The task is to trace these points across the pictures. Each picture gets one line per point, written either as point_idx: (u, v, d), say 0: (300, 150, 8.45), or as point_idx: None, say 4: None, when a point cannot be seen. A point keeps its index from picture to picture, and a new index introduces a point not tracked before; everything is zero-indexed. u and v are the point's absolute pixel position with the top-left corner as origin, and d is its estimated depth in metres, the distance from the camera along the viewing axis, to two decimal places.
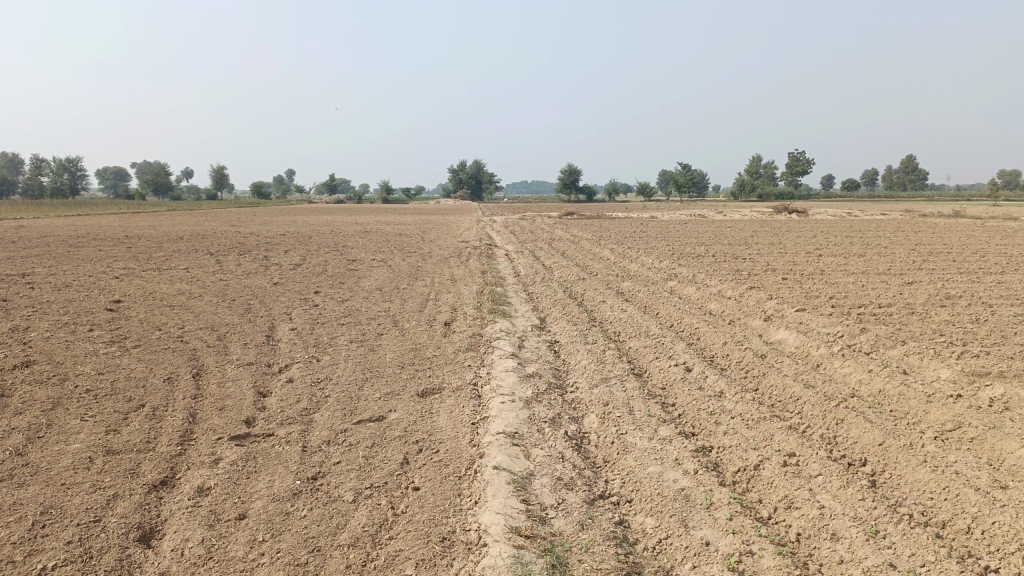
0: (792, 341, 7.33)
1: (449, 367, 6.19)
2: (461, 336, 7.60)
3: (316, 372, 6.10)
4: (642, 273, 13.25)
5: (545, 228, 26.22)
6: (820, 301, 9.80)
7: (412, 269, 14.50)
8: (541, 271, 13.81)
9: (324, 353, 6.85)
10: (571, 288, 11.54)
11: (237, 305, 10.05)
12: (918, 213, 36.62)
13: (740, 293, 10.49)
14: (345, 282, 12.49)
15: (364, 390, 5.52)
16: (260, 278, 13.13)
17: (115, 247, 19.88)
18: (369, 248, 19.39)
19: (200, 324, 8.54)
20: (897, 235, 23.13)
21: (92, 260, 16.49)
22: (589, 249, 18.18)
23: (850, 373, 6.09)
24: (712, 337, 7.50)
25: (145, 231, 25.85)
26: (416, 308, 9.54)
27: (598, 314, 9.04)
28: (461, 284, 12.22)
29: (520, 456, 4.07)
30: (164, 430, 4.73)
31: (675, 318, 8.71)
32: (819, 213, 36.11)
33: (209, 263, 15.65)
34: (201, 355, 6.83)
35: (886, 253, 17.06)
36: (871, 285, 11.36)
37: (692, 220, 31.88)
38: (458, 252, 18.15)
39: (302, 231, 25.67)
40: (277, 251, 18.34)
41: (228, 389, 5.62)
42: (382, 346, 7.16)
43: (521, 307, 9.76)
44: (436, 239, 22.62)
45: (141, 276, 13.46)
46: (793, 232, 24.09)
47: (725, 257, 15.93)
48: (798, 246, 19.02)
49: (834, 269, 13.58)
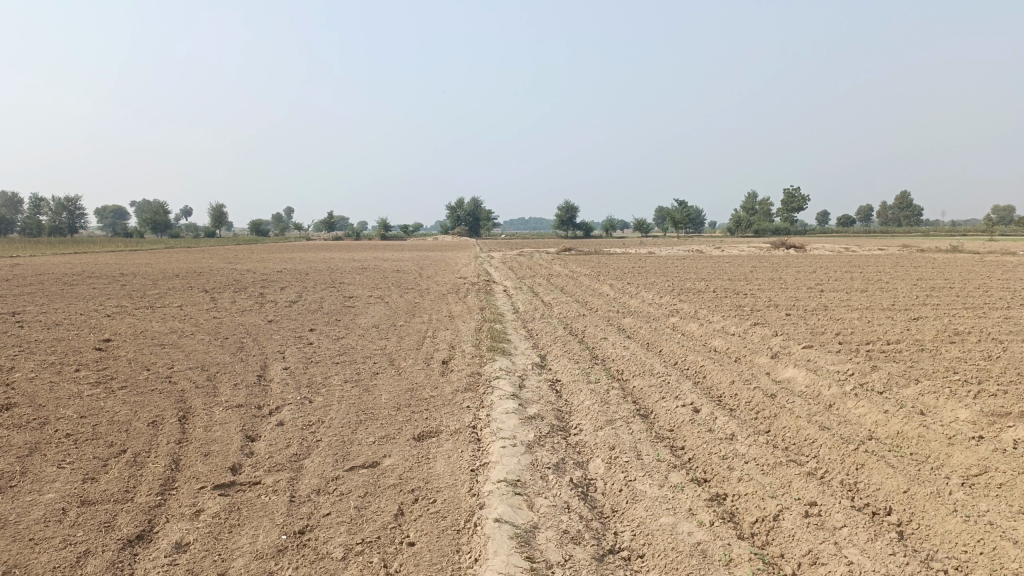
0: (802, 379, 7.09)
1: (446, 408, 5.94)
2: (460, 375, 7.35)
3: (308, 415, 5.84)
4: (643, 310, 13.04)
5: (543, 264, 26.08)
6: (827, 337, 9.57)
7: (409, 306, 14.28)
8: (541, 307, 13.60)
9: (316, 394, 6.60)
10: (571, 324, 11.32)
11: (230, 343, 9.80)
12: (915, 248, 36.61)
13: (744, 330, 10.26)
14: (341, 320, 12.25)
15: (358, 433, 5.26)
16: (255, 315, 12.90)
17: (109, 284, 19.69)
18: (366, 285, 19.18)
19: (190, 363, 8.29)
20: (897, 270, 23.01)
21: (84, 298, 16.27)
22: (588, 285, 18.00)
23: (864, 413, 5.84)
24: (719, 375, 7.25)
25: (140, 268, 25.65)
26: (413, 346, 9.30)
27: (601, 352, 8.80)
28: (459, 320, 11.99)
29: (523, 507, 3.81)
30: (144, 478, 4.46)
31: (679, 355, 8.47)
32: (818, 249, 36.01)
33: (203, 301, 15.42)
34: (189, 396, 6.57)
35: (889, 288, 16.89)
36: (876, 321, 11.16)
37: (691, 256, 31.74)
38: (455, 288, 17.94)
39: (299, 268, 25.52)
40: (273, 288, 18.14)
41: (215, 433, 5.35)
42: (377, 386, 6.91)
43: (521, 345, 9.52)
44: (434, 275, 22.45)
45: (133, 314, 13.21)
46: (793, 268, 23.96)
47: (726, 293, 15.73)
48: (798, 281, 18.86)
49: (838, 305, 13.38)
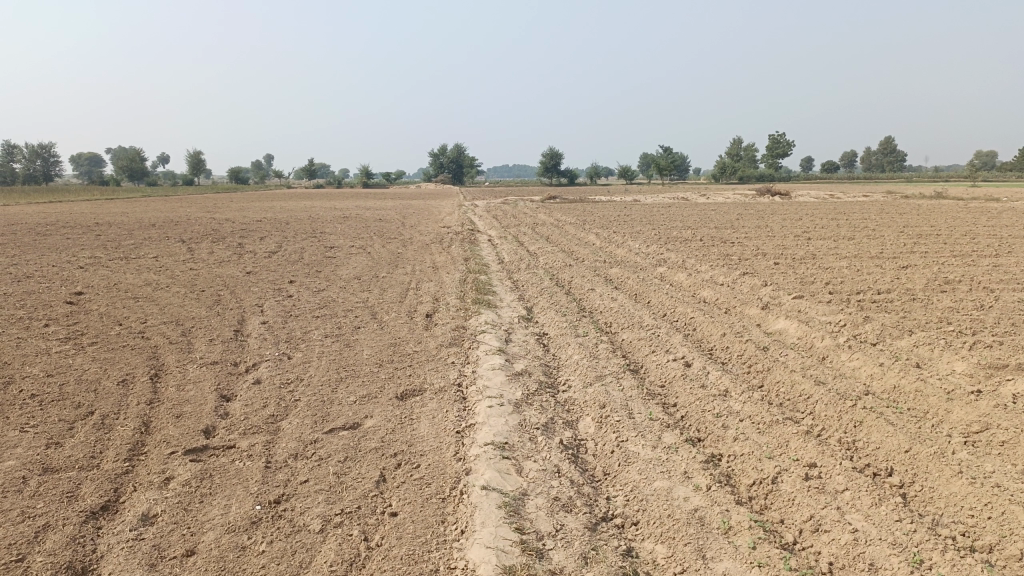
0: (794, 331, 6.94)
1: (430, 365, 5.72)
2: (443, 329, 7.13)
3: (286, 373, 5.61)
4: (630, 259, 12.83)
5: (528, 212, 25.74)
6: (817, 287, 9.42)
7: (392, 256, 13.99)
8: (526, 257, 13.35)
9: (295, 350, 6.36)
10: (558, 275, 11.10)
11: (206, 296, 9.49)
12: (900, 195, 36.54)
13: (733, 280, 10.08)
14: (322, 271, 11.96)
15: (338, 392, 5.04)
16: (233, 267, 12.56)
17: (83, 235, 19.17)
18: (348, 235, 18.80)
19: (164, 318, 8.00)
20: (884, 216, 22.88)
21: (57, 249, 15.79)
22: (574, 234, 17.74)
23: (859, 367, 5.70)
24: (710, 327, 7.08)
25: (117, 218, 25.06)
26: (396, 298, 9.07)
27: (588, 304, 8.59)
28: (442, 271, 11.74)
29: (511, 472, 3.63)
30: (112, 443, 4.23)
31: (669, 307, 8.29)
32: (802, 196, 35.79)
33: (179, 252, 15.02)
34: (162, 353, 6.31)
35: (876, 236, 16.78)
36: (864, 269, 11.03)
37: (676, 203, 31.45)
38: (439, 238, 17.62)
39: (280, 217, 25.03)
40: (252, 239, 17.73)
41: (187, 393, 5.11)
42: (358, 341, 6.68)
43: (506, 296, 9.29)
44: (417, 224, 22.06)
45: (107, 266, 12.82)
46: (778, 215, 23.81)
47: (714, 241, 15.54)
48: (785, 229, 18.68)
49: (826, 253, 13.23)
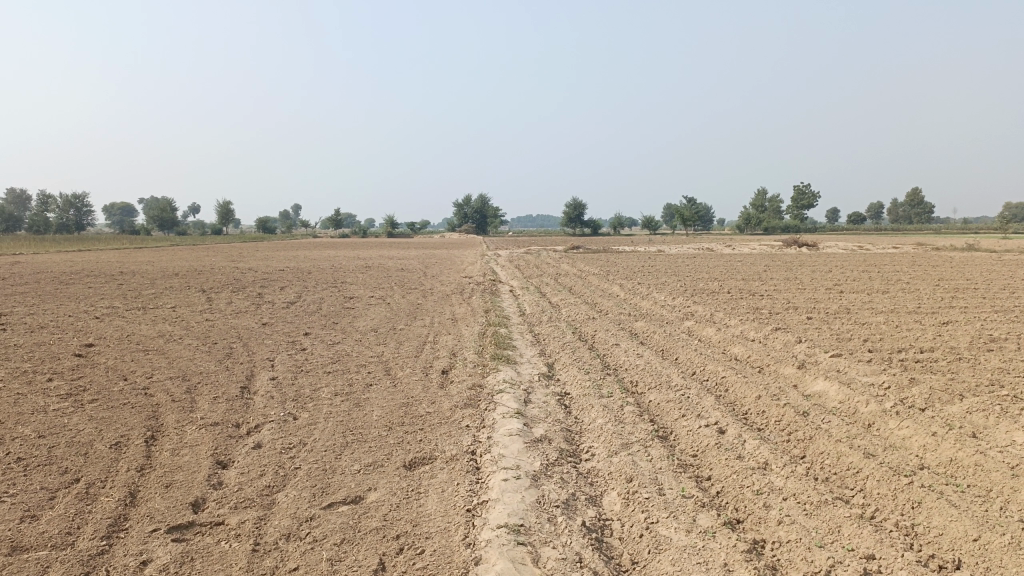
0: (835, 394, 6.47)
1: (443, 429, 5.33)
2: (459, 388, 6.74)
3: (289, 436, 5.24)
4: (656, 312, 12.41)
5: (551, 262, 25.42)
6: (855, 344, 8.92)
7: (411, 308, 13.69)
8: (548, 309, 12.99)
9: (302, 410, 6.00)
10: (581, 329, 10.70)
11: (218, 349, 9.21)
12: (930, 246, 35.89)
13: (765, 335, 9.62)
14: (339, 323, 11.67)
15: (341, 459, 4.66)
16: (249, 318, 12.32)
17: (105, 284, 19.16)
18: (368, 285, 18.60)
19: (170, 372, 7.71)
20: (916, 269, 22.28)
21: (77, 298, 15.71)
22: (598, 285, 17.41)
23: (909, 436, 5.22)
24: (743, 388, 6.64)
25: (141, 267, 25.15)
26: (412, 353, 8.72)
27: (613, 360, 8.17)
28: (461, 324, 11.40)
29: (527, 563, 3.20)
30: (92, 516, 3.86)
31: (698, 365, 7.85)
32: (830, 247, 35.21)
33: (198, 302, 14.84)
34: (162, 412, 5.98)
35: (911, 289, 16.23)
36: (903, 325, 10.52)
37: (701, 254, 31.03)
38: (460, 288, 17.33)
39: (302, 267, 24.99)
40: (273, 289, 17.58)
41: (181, 459, 4.75)
42: (369, 400, 6.31)
43: (527, 352, 8.90)
44: (439, 274, 21.85)
45: (123, 316, 12.63)
46: (807, 267, 23.29)
47: (742, 294, 15.09)
48: (815, 281, 18.17)
49: (861, 308, 12.72)
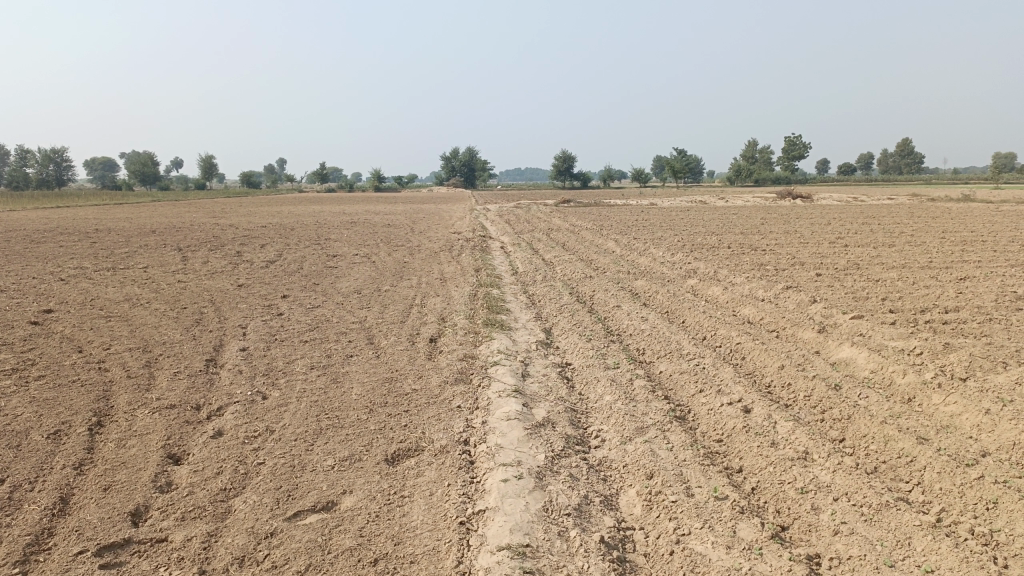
0: (865, 363, 5.85)
1: (431, 411, 4.68)
2: (449, 359, 6.09)
3: (255, 422, 4.58)
4: (656, 270, 11.74)
5: (542, 217, 24.58)
6: (874, 304, 8.29)
7: (397, 267, 12.95)
8: (542, 267, 12.27)
9: (272, 388, 5.33)
10: (578, 289, 10.01)
11: (187, 315, 8.48)
12: (925, 198, 35.03)
13: (776, 295, 8.97)
14: (320, 284, 10.95)
15: (312, 452, 3.99)
16: (224, 279, 11.56)
17: (77, 242, 18.22)
18: (353, 242, 17.75)
19: (131, 343, 6.99)
20: (916, 221, 21.73)
21: (45, 258, 14.84)
22: (591, 240, 16.71)
23: (957, 414, 4.62)
24: (764, 357, 6.01)
25: (118, 224, 24.17)
26: (397, 318, 8.05)
27: (615, 325, 7.52)
28: (451, 284, 10.70)
29: None
30: (9, 532, 3.19)
31: (709, 329, 7.20)
32: (825, 199, 34.41)
33: (172, 261, 14.04)
34: (114, 392, 5.30)
35: (917, 243, 15.64)
36: (919, 282, 9.90)
37: (693, 206, 30.27)
38: (449, 245, 16.55)
39: (286, 223, 24.11)
40: (253, 247, 16.77)
41: (125, 455, 4.08)
42: (348, 375, 5.64)
43: (522, 315, 8.23)
44: (427, 230, 21.02)
45: (90, 278, 11.81)
46: (805, 219, 22.68)
47: (743, 249, 14.43)
48: (816, 234, 17.54)
49: (870, 263, 12.09)
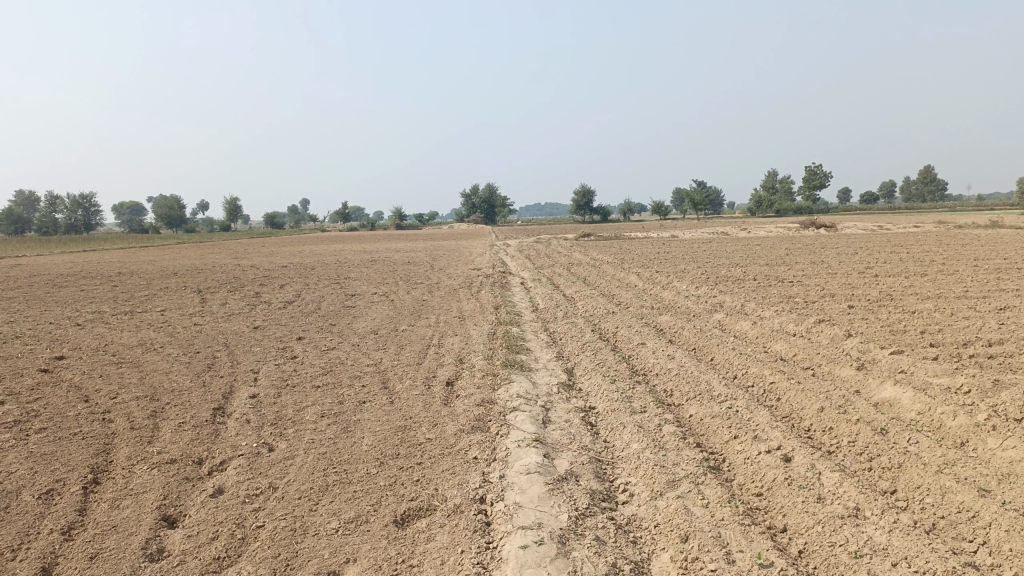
0: (910, 403, 5.46)
1: (446, 464, 4.37)
2: (467, 404, 5.79)
3: (258, 478, 4.29)
4: (681, 304, 11.39)
5: (563, 251, 24.31)
6: (912, 338, 7.89)
7: (416, 305, 12.71)
8: (563, 303, 11.97)
9: (278, 439, 5.05)
10: (600, 325, 9.70)
11: (199, 359, 8.27)
12: (953, 224, 34.45)
13: (808, 330, 8.59)
14: (337, 325, 10.71)
15: (316, 513, 3.70)
16: (240, 321, 11.38)
17: (99, 286, 18.24)
18: (372, 281, 17.60)
19: (139, 390, 6.77)
20: (947, 248, 21.20)
21: (64, 302, 14.81)
22: (613, 275, 16.41)
23: (1018, 459, 4.22)
24: (801, 397, 5.64)
25: (140, 267, 24.23)
26: (414, 360, 7.78)
27: (640, 365, 7.17)
28: (470, 323, 10.44)
29: None
30: None
31: (740, 367, 6.85)
32: (850, 228, 33.92)
33: (190, 304, 13.91)
34: (114, 445, 5.05)
35: (950, 271, 15.17)
36: (958, 314, 9.46)
37: (716, 238, 29.96)
38: (469, 282, 16.32)
39: (306, 262, 24.12)
40: (271, 287, 16.65)
41: (117, 518, 3.81)
42: (359, 424, 5.35)
43: (542, 355, 7.91)
44: (447, 267, 20.84)
45: (107, 322, 11.68)
46: (832, 248, 22.27)
47: (770, 281, 14.05)
48: (844, 264, 17.13)
49: (904, 293, 11.66)
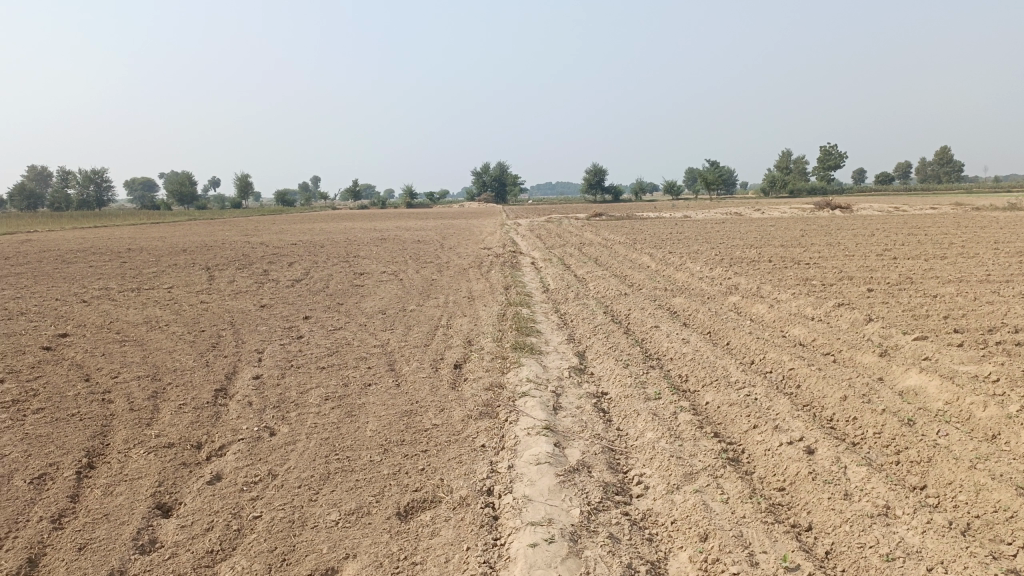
0: (936, 392, 5.24)
1: (453, 452, 4.20)
2: (475, 388, 5.61)
3: (258, 464, 4.13)
4: (695, 286, 11.16)
5: (574, 230, 24.05)
6: (935, 323, 7.65)
7: (425, 284, 12.53)
8: (575, 284, 11.76)
9: (280, 423, 4.88)
10: (612, 307, 9.49)
11: (203, 339, 8.12)
12: (972, 205, 33.86)
13: (827, 314, 8.35)
14: (344, 304, 10.54)
15: (316, 504, 3.53)
16: (247, 299, 11.22)
17: (107, 262, 18.12)
18: (381, 259, 17.43)
19: (140, 370, 6.62)
20: (966, 231, 20.83)
21: (72, 278, 14.71)
22: (625, 255, 16.19)
23: None
24: (822, 385, 5.42)
25: (149, 243, 24.11)
26: (422, 341, 7.60)
27: (654, 348, 6.97)
28: (479, 303, 10.24)
29: None
30: None
31: (757, 352, 6.63)
32: (865, 209, 33.44)
33: (198, 281, 13.77)
34: (111, 428, 4.90)
35: (971, 254, 14.85)
36: (981, 299, 9.18)
37: (729, 218, 29.62)
38: (479, 261, 16.11)
39: (316, 240, 23.94)
40: (279, 265, 16.50)
41: (110, 506, 3.65)
42: (364, 408, 5.18)
43: (553, 338, 7.71)
44: (457, 246, 20.62)
45: (113, 300, 11.53)
46: (848, 230, 21.94)
47: (785, 263, 13.78)
48: (861, 246, 16.81)
49: (924, 277, 11.38)
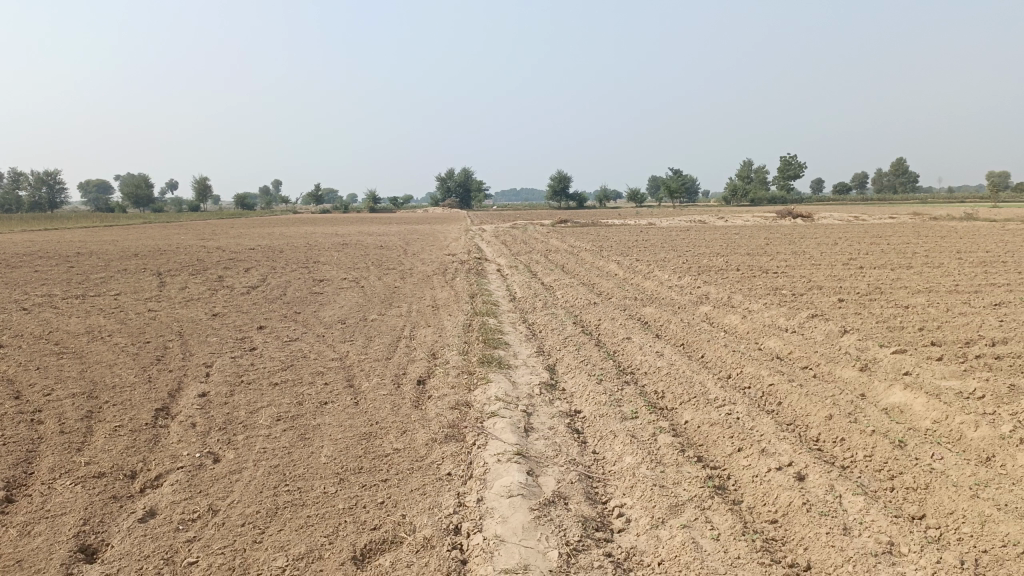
0: (924, 410, 5.00)
1: (416, 482, 3.83)
2: (440, 407, 5.23)
3: (198, 497, 3.71)
4: (665, 295, 10.92)
5: (539, 237, 23.76)
6: (911, 335, 7.47)
7: (387, 292, 12.09)
8: (542, 293, 11.44)
9: (226, 448, 4.46)
10: (581, 317, 9.18)
11: (149, 351, 7.60)
12: (928, 216, 34.30)
13: (800, 325, 8.14)
14: (302, 313, 10.05)
15: (262, 546, 3.13)
16: (199, 307, 10.68)
17: (54, 268, 17.30)
18: (342, 266, 16.93)
19: (76, 386, 6.11)
20: (927, 240, 21.02)
21: (13, 285, 13.94)
22: (592, 263, 15.93)
23: None
24: (805, 403, 5.15)
25: (100, 248, 23.20)
26: (383, 354, 7.19)
27: (627, 362, 6.66)
28: (444, 313, 9.85)
29: None
30: None
31: (734, 367, 6.37)
32: (826, 218, 33.72)
33: (148, 288, 13.14)
34: (35, 454, 4.41)
35: (935, 264, 14.89)
36: (954, 310, 9.07)
37: (694, 226, 29.67)
38: (444, 268, 15.71)
39: (275, 246, 23.30)
40: (236, 271, 15.89)
41: (24, 550, 3.20)
42: (319, 430, 4.77)
43: (521, 350, 7.37)
44: (422, 252, 20.17)
45: (55, 308, 10.87)
46: (812, 239, 22.02)
47: (754, 272, 13.63)
48: (827, 255, 16.80)
49: (893, 286, 11.30)
